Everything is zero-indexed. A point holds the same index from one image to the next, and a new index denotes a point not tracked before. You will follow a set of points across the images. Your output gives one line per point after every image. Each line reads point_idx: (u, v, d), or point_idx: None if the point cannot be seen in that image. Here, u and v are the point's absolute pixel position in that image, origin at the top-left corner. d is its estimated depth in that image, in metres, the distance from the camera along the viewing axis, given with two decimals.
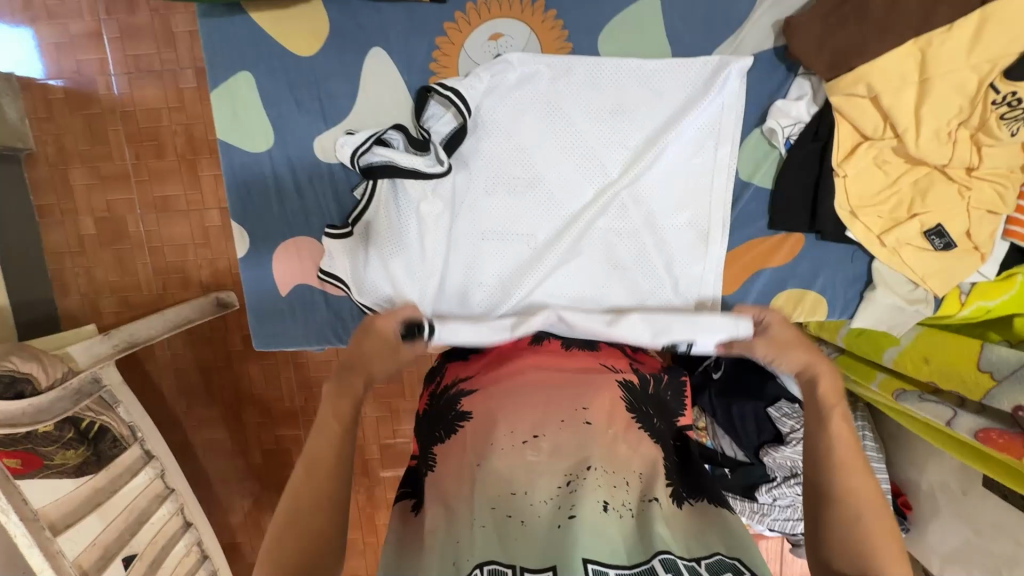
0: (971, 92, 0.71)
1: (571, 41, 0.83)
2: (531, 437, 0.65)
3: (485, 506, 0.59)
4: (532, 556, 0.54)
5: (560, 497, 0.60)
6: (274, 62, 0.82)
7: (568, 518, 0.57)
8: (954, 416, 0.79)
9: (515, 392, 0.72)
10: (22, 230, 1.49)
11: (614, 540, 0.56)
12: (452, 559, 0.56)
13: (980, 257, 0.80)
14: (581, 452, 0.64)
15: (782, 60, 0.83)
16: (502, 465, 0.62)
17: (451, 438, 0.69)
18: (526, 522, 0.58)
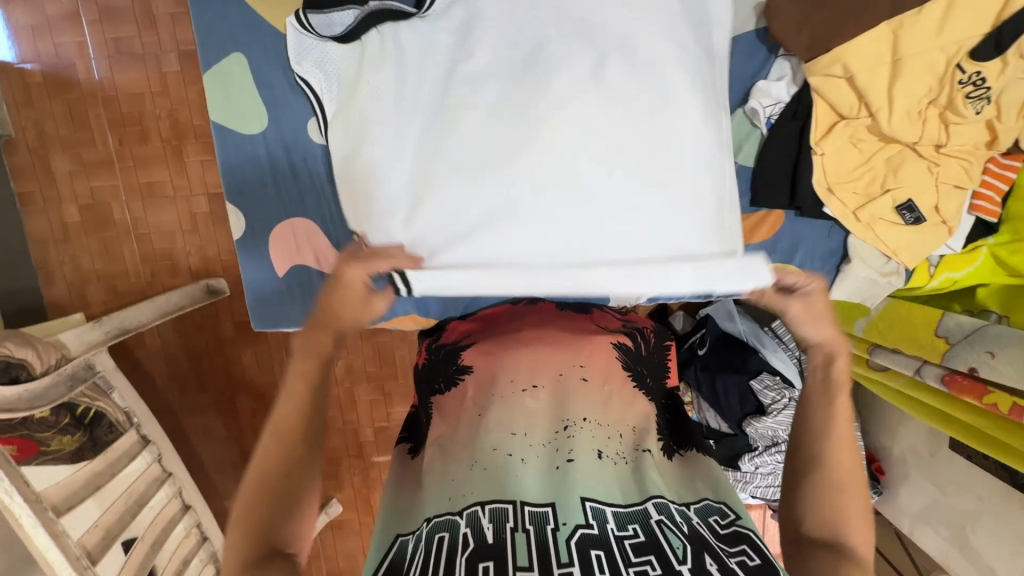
0: (940, 72, 0.74)
1: None
2: (530, 387, 0.70)
3: (487, 447, 0.64)
4: (531, 492, 0.58)
5: (557, 441, 0.65)
6: (265, 43, 0.82)
7: (566, 461, 0.62)
8: (920, 366, 0.95)
9: (512, 354, 0.75)
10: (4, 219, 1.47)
11: (610, 482, 0.61)
12: (449, 495, 0.60)
13: (947, 230, 0.86)
14: (577, 407, 0.68)
15: (763, 43, 0.85)
16: (499, 414, 0.67)
17: (454, 389, 0.73)
18: (525, 460, 0.63)
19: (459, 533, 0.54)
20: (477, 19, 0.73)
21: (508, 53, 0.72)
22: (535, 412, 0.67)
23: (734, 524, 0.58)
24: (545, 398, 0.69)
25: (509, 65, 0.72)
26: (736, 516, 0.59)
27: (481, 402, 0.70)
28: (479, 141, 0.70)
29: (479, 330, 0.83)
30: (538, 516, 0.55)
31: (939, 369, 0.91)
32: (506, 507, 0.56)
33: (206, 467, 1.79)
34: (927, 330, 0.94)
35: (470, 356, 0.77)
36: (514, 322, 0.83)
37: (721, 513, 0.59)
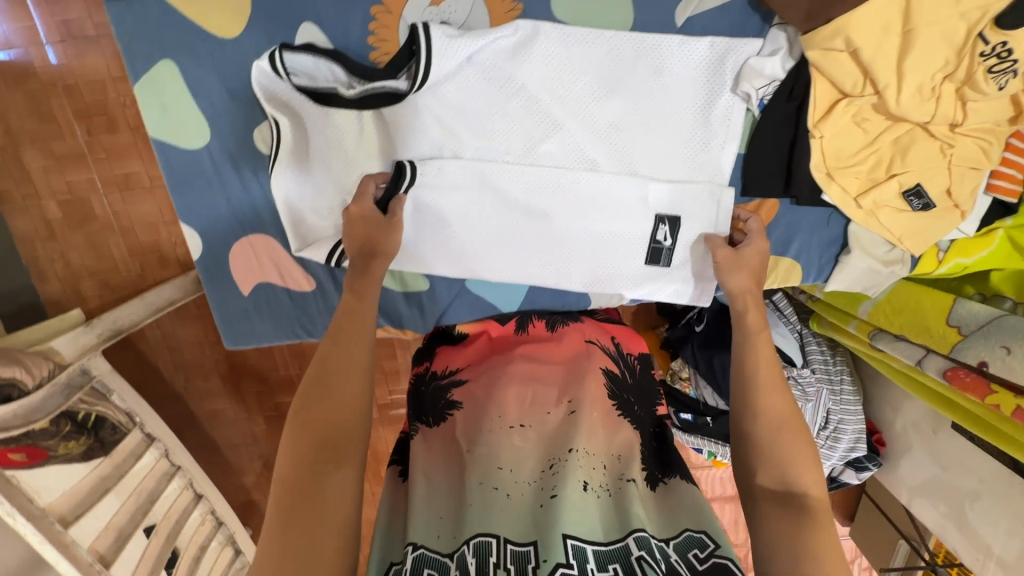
0: (958, 42, 0.64)
1: (521, 2, 0.73)
2: (519, 425, 0.71)
3: (474, 481, 0.65)
4: (516, 531, 0.60)
5: (543, 479, 0.66)
6: (196, 46, 0.74)
7: (550, 499, 0.62)
8: (924, 356, 0.91)
9: (502, 388, 0.75)
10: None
11: (593, 515, 0.62)
12: (439, 533, 0.62)
13: (959, 214, 0.78)
14: (564, 439, 0.69)
15: (756, 9, 0.74)
16: (489, 443, 0.68)
17: (442, 424, 0.74)
18: (510, 495, 0.64)
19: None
20: (454, 95, 0.76)
21: (499, 137, 0.78)
22: (522, 448, 0.69)
23: (712, 556, 0.59)
24: (533, 438, 0.70)
25: (498, 149, 0.79)
26: (715, 546, 0.60)
27: (470, 434, 0.71)
28: (460, 218, 0.82)
29: (471, 364, 0.82)
30: (520, 556, 0.57)
31: (943, 361, 0.88)
32: (489, 542, 0.58)
33: (221, 448, 1.85)
34: (938, 319, 0.89)
35: (462, 391, 0.78)
36: (507, 354, 0.82)
37: (700, 544, 0.61)
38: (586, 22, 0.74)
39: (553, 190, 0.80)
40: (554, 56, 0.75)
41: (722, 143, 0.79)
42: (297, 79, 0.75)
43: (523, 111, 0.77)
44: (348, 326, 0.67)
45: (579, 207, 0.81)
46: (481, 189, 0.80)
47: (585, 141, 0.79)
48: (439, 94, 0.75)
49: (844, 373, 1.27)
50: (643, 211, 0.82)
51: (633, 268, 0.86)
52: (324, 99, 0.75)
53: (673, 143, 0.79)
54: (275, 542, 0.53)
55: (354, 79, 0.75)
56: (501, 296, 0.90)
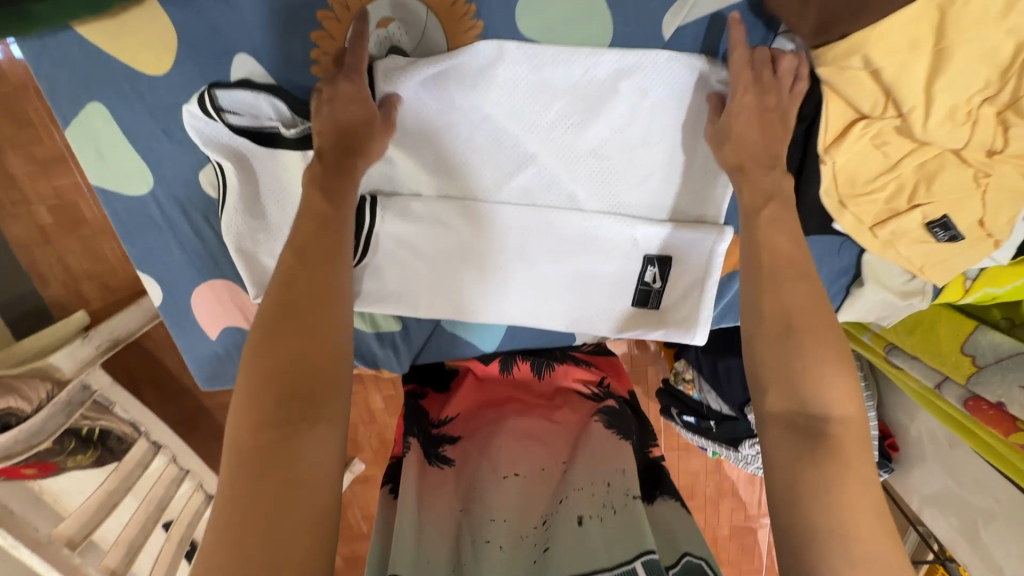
0: (1002, 62, 0.53)
1: (481, 18, 0.63)
2: (512, 474, 0.66)
3: (465, 541, 0.59)
4: None
5: (535, 535, 0.60)
6: (123, 85, 0.67)
7: (543, 552, 0.57)
8: (941, 382, 0.81)
9: (494, 447, 0.70)
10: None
11: (596, 544, 0.56)
12: None
13: (993, 244, 0.68)
14: (559, 490, 0.64)
15: (759, 15, 0.62)
16: (480, 499, 0.63)
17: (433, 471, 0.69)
18: (502, 545, 0.57)
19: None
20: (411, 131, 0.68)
21: (467, 175, 0.71)
22: (518, 498, 0.63)
23: None
24: (524, 486, 0.65)
25: (464, 185, 0.72)
26: None
27: (463, 498, 0.65)
28: (427, 258, 0.76)
29: (466, 418, 0.78)
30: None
31: (962, 390, 0.79)
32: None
33: None
34: (951, 346, 0.82)
35: (456, 449, 0.73)
36: (502, 408, 0.78)
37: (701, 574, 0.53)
38: (560, 38, 0.64)
39: (527, 225, 0.74)
40: (521, 82, 0.65)
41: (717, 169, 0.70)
42: (231, 118, 0.66)
43: (489, 143, 0.69)
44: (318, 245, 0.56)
45: (558, 241, 0.75)
46: (448, 227, 0.74)
47: (562, 174, 0.71)
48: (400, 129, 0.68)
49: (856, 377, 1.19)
50: (628, 244, 0.75)
51: (619, 308, 0.79)
52: (264, 141, 0.68)
53: (658, 173, 0.70)
54: (236, 518, 0.43)
55: (296, 118, 0.67)
56: (483, 336, 0.85)
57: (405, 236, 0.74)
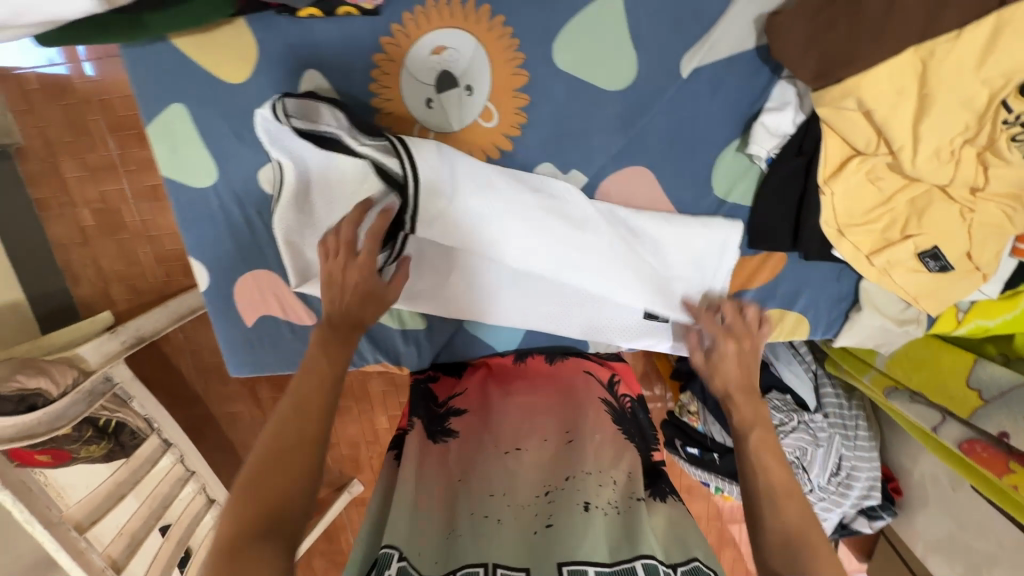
0: (979, 109, 0.60)
1: (523, 51, 0.72)
2: (513, 449, 0.74)
3: (465, 513, 0.66)
4: (510, 554, 0.59)
5: (538, 506, 0.66)
6: (204, 91, 0.76)
7: (545, 527, 0.63)
8: (941, 422, 0.86)
9: (498, 423, 0.79)
10: (22, 227, 1.52)
11: (596, 535, 0.60)
12: (434, 559, 0.58)
13: (981, 277, 0.73)
14: (563, 467, 0.71)
15: (766, 62, 0.71)
16: (483, 473, 0.71)
17: (435, 444, 0.76)
18: (502, 521, 0.64)
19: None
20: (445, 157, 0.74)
21: (492, 215, 0.77)
22: (517, 473, 0.70)
23: None
24: (527, 462, 0.72)
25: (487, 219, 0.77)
26: None
27: (466, 465, 0.73)
28: (451, 272, 0.84)
29: (471, 394, 0.86)
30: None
31: (964, 430, 0.83)
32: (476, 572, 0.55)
33: (236, 450, 1.91)
34: (958, 380, 0.85)
35: (460, 421, 0.80)
36: (506, 387, 0.86)
37: None
38: (589, 72, 0.73)
39: (546, 260, 0.78)
40: (552, 111, 0.75)
41: (726, 191, 0.78)
42: (294, 122, 0.73)
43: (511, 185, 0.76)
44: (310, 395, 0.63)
45: (575, 274, 0.79)
46: (469, 251, 0.80)
47: (578, 216, 0.78)
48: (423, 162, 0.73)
49: (858, 419, 1.22)
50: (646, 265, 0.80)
51: (631, 319, 0.85)
52: (319, 144, 0.74)
53: (662, 223, 0.79)
54: None
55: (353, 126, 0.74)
56: (502, 338, 0.90)
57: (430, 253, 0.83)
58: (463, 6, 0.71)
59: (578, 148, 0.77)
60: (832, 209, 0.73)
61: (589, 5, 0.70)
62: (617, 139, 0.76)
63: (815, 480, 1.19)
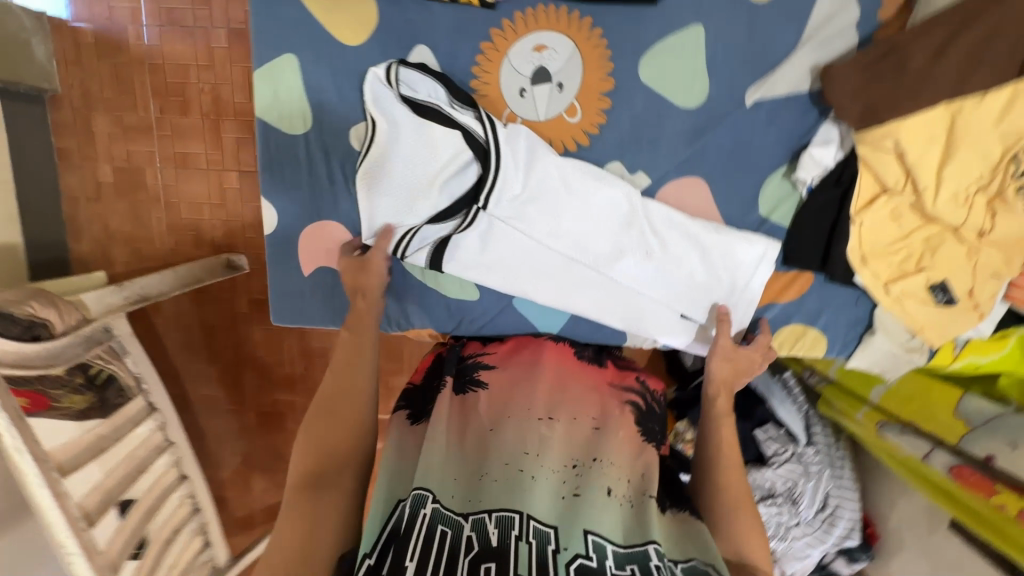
0: (994, 160, 0.73)
1: (614, 62, 0.83)
2: (546, 417, 0.74)
3: (499, 461, 0.67)
4: (539, 510, 0.62)
5: (566, 474, 0.68)
6: (320, 46, 0.83)
7: (573, 494, 0.65)
8: (931, 450, 0.93)
9: (529, 391, 0.78)
10: (40, 173, 1.51)
11: (615, 520, 0.63)
12: (469, 497, 0.64)
13: (977, 316, 0.84)
14: (592, 447, 0.71)
15: (816, 104, 0.83)
16: (513, 434, 0.70)
17: (464, 395, 0.79)
18: (536, 478, 0.65)
19: (463, 534, 0.58)
20: (523, 142, 0.83)
21: (560, 201, 0.86)
22: (554, 439, 0.71)
23: None
24: (559, 431, 0.72)
25: (555, 205, 0.86)
26: None
27: (497, 417, 0.74)
28: (508, 251, 0.88)
29: (498, 354, 0.89)
30: (542, 535, 0.59)
31: (950, 457, 0.90)
32: (513, 516, 0.60)
33: (203, 436, 1.82)
34: (946, 409, 0.95)
35: (488, 374, 0.83)
36: (536, 355, 0.87)
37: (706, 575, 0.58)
38: (668, 88, 0.83)
39: (599, 248, 0.88)
40: (628, 115, 0.85)
41: (769, 212, 0.88)
42: (402, 89, 0.82)
43: (582, 178, 0.85)
44: (353, 351, 0.77)
45: (622, 264, 0.88)
46: (533, 231, 0.87)
47: (634, 214, 0.86)
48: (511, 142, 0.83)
49: (845, 460, 1.30)
50: (688, 265, 0.88)
51: (670, 317, 0.91)
52: (418, 110, 0.81)
53: (708, 230, 0.87)
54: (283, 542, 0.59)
55: (452, 98, 0.82)
56: (544, 320, 0.94)
57: (495, 231, 0.87)
58: (568, 15, 0.81)
59: (647, 151, 0.86)
60: (859, 238, 0.84)
61: (677, 31, 0.81)
62: (683, 149, 0.86)
63: (803, 513, 1.24)
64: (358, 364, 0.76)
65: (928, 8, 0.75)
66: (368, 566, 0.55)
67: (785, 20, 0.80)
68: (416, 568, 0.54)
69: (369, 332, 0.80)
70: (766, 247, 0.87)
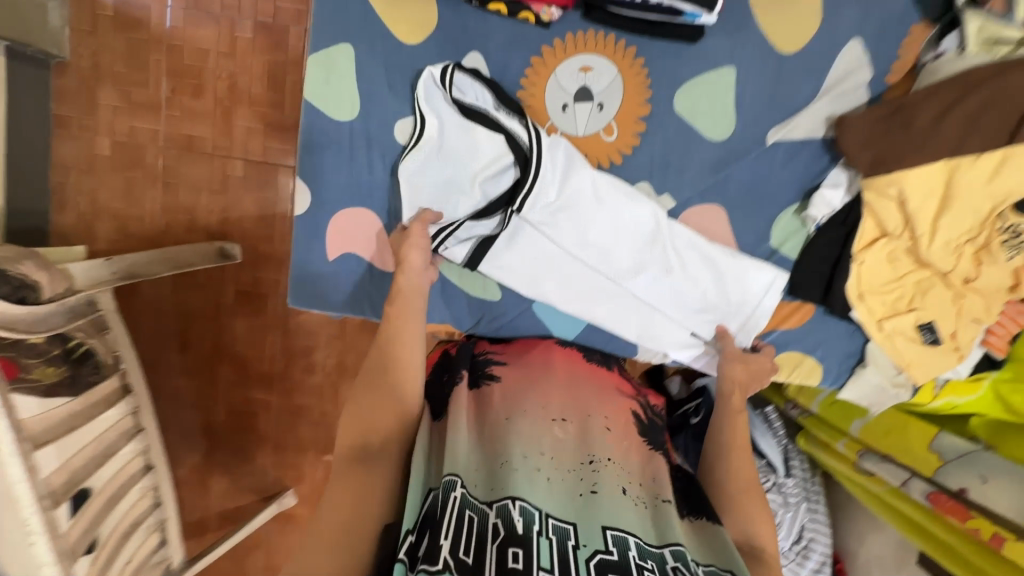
0: (983, 215, 0.81)
1: (651, 90, 0.89)
2: (559, 418, 0.70)
3: (519, 452, 0.63)
4: (555, 506, 0.58)
5: (581, 470, 0.63)
6: (377, 40, 0.86)
7: (590, 491, 0.61)
8: (908, 479, 0.98)
9: (545, 390, 0.75)
10: (33, 139, 1.43)
11: (634, 518, 0.60)
12: (489, 486, 0.60)
13: (958, 356, 0.92)
14: (603, 446, 0.67)
15: (828, 150, 0.91)
16: (526, 429, 0.66)
17: (478, 390, 0.77)
18: (550, 478, 0.61)
19: (489, 521, 0.54)
20: (561, 150, 0.87)
21: (590, 213, 0.89)
22: (567, 441, 0.67)
23: None
24: (572, 432, 0.68)
25: (584, 216, 0.89)
26: None
27: (511, 410, 0.70)
28: (534, 255, 0.91)
29: (507, 353, 0.87)
30: (561, 531, 0.55)
31: (926, 486, 0.96)
32: (533, 510, 0.56)
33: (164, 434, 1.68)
34: (922, 444, 1.01)
35: (500, 369, 0.81)
36: (546, 354, 0.85)
37: None
38: (699, 119, 0.90)
39: (621, 261, 0.92)
40: (660, 140, 0.91)
41: (778, 244, 0.95)
42: (453, 91, 0.86)
43: (613, 192, 0.89)
44: (405, 319, 0.81)
45: (641, 279, 0.93)
46: (561, 239, 0.90)
47: (658, 232, 0.91)
48: (554, 152, 0.87)
49: (820, 495, 1.34)
50: (702, 286, 0.93)
51: (681, 334, 0.95)
52: (466, 113, 0.86)
53: (724, 255, 0.92)
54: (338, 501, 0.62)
55: (499, 104, 0.86)
56: (559, 326, 0.96)
57: (525, 236, 0.90)
58: (613, 42, 0.87)
59: (675, 170, 0.92)
60: (859, 274, 0.91)
61: (710, 70, 0.89)
62: (708, 177, 0.92)
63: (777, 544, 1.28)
64: (413, 330, 0.79)
65: (933, 76, 0.84)
66: (409, 542, 0.53)
67: (807, 72, 0.89)
68: (449, 550, 0.50)
69: (418, 301, 0.83)
70: (776, 276, 0.92)
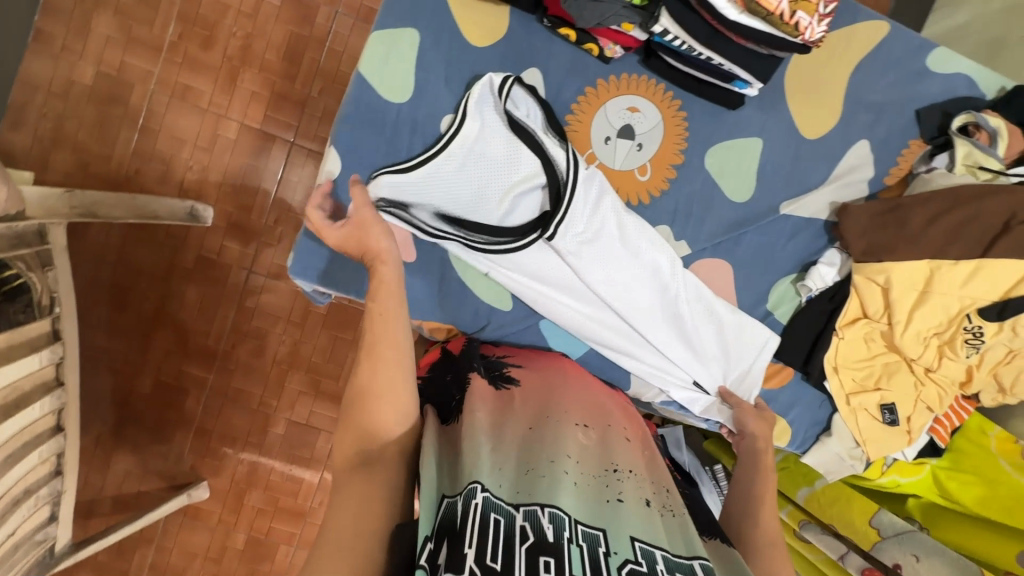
0: (951, 313, 0.92)
1: (686, 143, 0.95)
2: (581, 424, 0.69)
3: (543, 457, 0.60)
4: (584, 513, 0.55)
5: (606, 477, 0.62)
6: (444, 34, 0.87)
7: (616, 499, 0.59)
8: (846, 552, 1.00)
9: (560, 396, 0.74)
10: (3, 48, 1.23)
11: (659, 529, 0.58)
12: (515, 489, 0.57)
13: (908, 439, 1.00)
14: (621, 457, 0.66)
15: (827, 233, 1.00)
16: (550, 436, 0.64)
17: (500, 389, 0.76)
18: (576, 482, 0.59)
19: (516, 524, 0.51)
20: (597, 181, 0.90)
21: (613, 248, 0.91)
22: (587, 447, 0.66)
23: None
24: (594, 439, 0.67)
25: (607, 251, 0.91)
26: None
27: (534, 418, 0.68)
28: (552, 275, 0.91)
29: (520, 358, 0.87)
30: (591, 538, 0.52)
31: (861, 561, 0.98)
32: (564, 515, 0.53)
33: None
34: (863, 517, 1.02)
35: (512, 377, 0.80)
36: (565, 364, 0.87)
37: None
38: (723, 178, 0.97)
39: (632, 300, 0.94)
40: (685, 191, 0.96)
41: (771, 308, 1.01)
42: (507, 103, 0.88)
43: (637, 230, 0.92)
44: (388, 312, 0.69)
45: (646, 318, 0.95)
46: (582, 268, 0.91)
47: (671, 281, 0.94)
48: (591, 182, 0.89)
49: None
50: (700, 336, 0.97)
51: (674, 377, 0.98)
52: (512, 123, 0.87)
53: (726, 309, 0.96)
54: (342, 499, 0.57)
55: (546, 126, 0.89)
56: (564, 343, 0.97)
57: (546, 257, 0.91)
58: (659, 91, 0.94)
59: (696, 215, 0.97)
60: (841, 348, 0.99)
61: (741, 136, 0.96)
62: (721, 233, 0.98)
63: None
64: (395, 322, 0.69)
65: (926, 184, 0.95)
66: (428, 550, 0.50)
67: (822, 158, 0.99)
68: (475, 559, 0.47)
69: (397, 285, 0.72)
70: (768, 338, 0.98)
